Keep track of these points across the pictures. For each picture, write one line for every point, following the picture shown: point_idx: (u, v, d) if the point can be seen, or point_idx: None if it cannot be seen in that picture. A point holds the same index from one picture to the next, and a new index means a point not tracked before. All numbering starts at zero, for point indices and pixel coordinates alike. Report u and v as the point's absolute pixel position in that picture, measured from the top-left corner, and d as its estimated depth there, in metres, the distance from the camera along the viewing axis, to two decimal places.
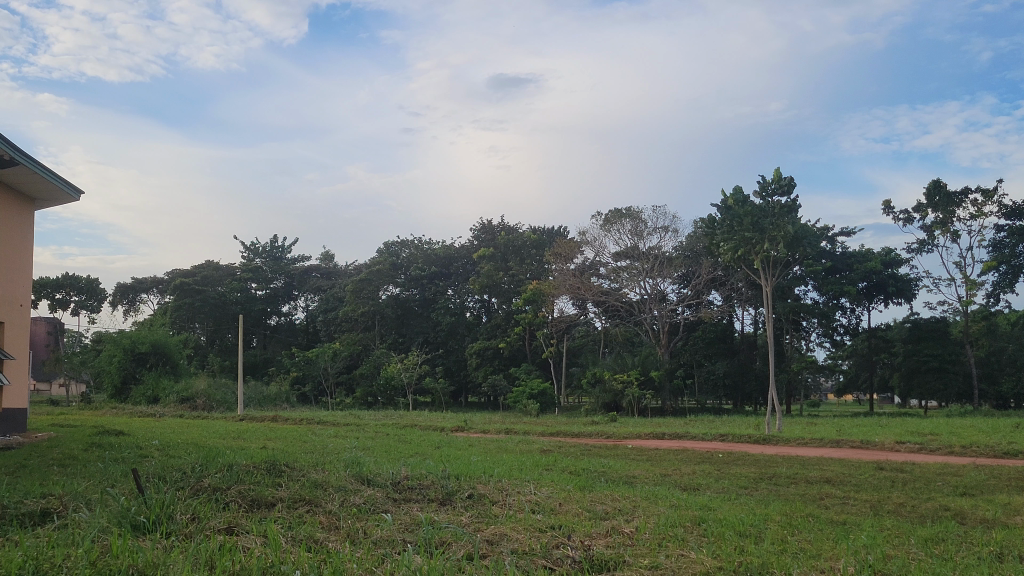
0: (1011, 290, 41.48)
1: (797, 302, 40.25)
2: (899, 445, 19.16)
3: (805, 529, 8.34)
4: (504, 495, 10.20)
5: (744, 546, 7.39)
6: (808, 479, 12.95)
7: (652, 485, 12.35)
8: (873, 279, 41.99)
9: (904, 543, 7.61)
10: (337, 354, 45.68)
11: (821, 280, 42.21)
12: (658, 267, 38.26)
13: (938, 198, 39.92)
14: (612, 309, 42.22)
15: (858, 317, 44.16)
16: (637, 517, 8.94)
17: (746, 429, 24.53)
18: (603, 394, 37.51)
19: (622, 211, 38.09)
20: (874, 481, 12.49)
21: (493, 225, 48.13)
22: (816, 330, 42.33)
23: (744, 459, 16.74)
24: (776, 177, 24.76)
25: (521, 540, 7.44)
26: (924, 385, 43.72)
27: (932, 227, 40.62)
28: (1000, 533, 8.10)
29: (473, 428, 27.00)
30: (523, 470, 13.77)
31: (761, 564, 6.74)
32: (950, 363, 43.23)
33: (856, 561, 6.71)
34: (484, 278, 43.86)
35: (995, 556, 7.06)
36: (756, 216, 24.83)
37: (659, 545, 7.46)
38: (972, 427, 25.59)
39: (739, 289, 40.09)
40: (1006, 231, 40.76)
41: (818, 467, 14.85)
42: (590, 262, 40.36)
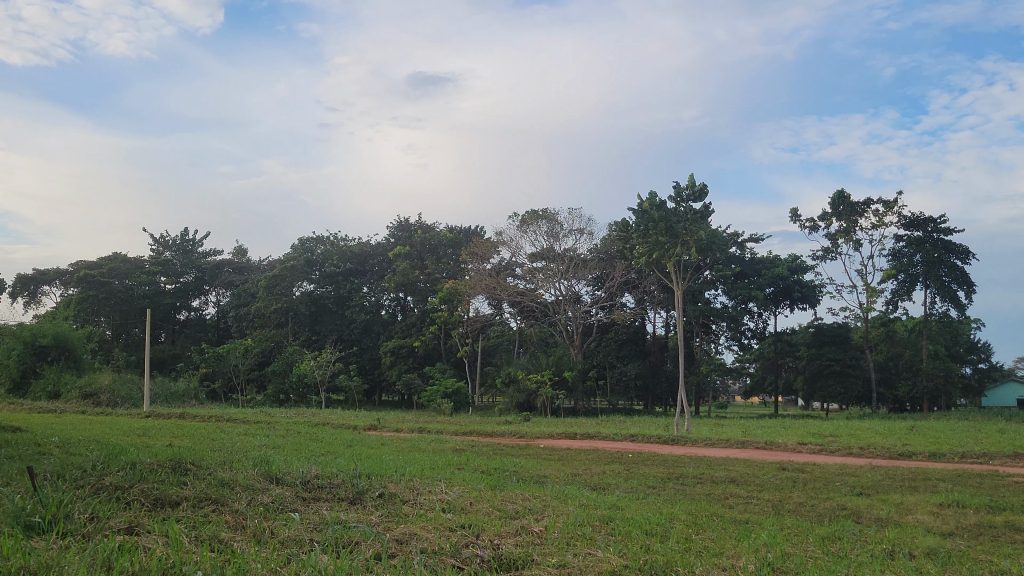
0: (908, 298, 43.01)
1: (707, 306, 41.07)
2: (801, 447, 19.73)
3: (709, 528, 8.54)
4: (415, 494, 10.16)
5: (650, 545, 7.53)
6: (714, 478, 13.24)
7: (563, 484, 12.48)
8: (780, 284, 43.18)
9: (802, 542, 7.81)
10: (248, 351, 44.81)
11: (731, 285, 43.07)
12: (573, 268, 38.65)
13: (843, 207, 41.25)
14: (527, 309, 42.37)
15: (765, 321, 45.26)
16: (546, 516, 9.01)
17: (655, 430, 24.95)
18: (516, 393, 37.57)
19: (538, 213, 38.30)
20: (776, 481, 12.89)
21: (410, 223, 47.91)
22: (725, 334, 43.25)
23: (652, 459, 17.02)
24: (689, 182, 25.22)
25: (431, 540, 7.42)
26: (825, 388, 45.00)
27: (837, 235, 41.89)
28: (894, 532, 8.37)
29: (385, 427, 26.83)
30: (434, 469, 13.77)
31: (665, 562, 6.88)
32: (851, 368, 44.71)
33: (756, 559, 6.88)
34: (399, 275, 43.63)
35: (886, 554, 7.35)
36: (671, 220, 25.23)
37: (567, 545, 7.54)
38: (870, 430, 26.50)
39: (652, 292, 40.74)
40: (905, 241, 42.33)
41: (724, 467, 15.21)
42: (506, 262, 40.49)
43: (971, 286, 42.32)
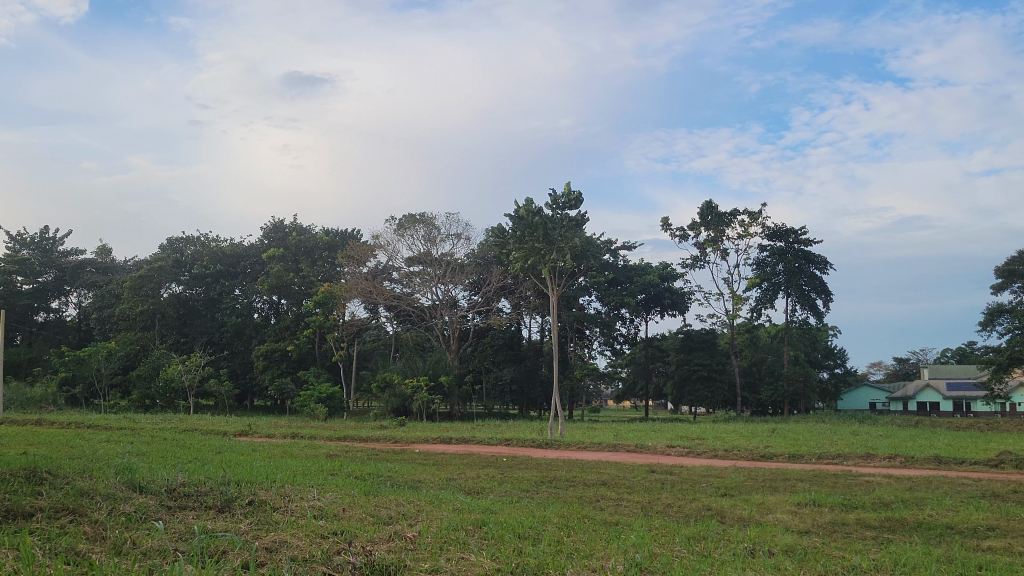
0: (771, 305, 44.76)
1: (581, 311, 41.75)
2: (669, 449, 20.28)
3: (581, 530, 8.70)
4: (286, 501, 9.98)
5: (523, 548, 7.63)
6: (587, 481, 13.50)
7: (437, 489, 12.50)
8: (651, 291, 44.53)
9: (670, 542, 8.05)
10: (112, 354, 43.01)
11: (604, 290, 43.75)
12: (450, 273, 38.70)
13: (711, 217, 42.63)
14: (404, 314, 42.21)
15: (637, 327, 46.28)
16: (420, 521, 8.99)
17: (529, 434, 25.24)
18: (391, 398, 37.23)
19: (416, 217, 38.14)
20: (646, 484, 13.23)
21: (283, 224, 47.00)
22: (599, 339, 44.14)
23: (526, 462, 17.19)
24: (566, 191, 25.61)
25: (301, 547, 7.30)
26: (693, 392, 46.19)
27: (705, 244, 43.24)
28: (755, 530, 8.74)
29: (257, 432, 26.23)
30: (306, 475, 13.52)
31: (537, 565, 6.97)
32: (717, 372, 46.16)
33: (625, 560, 7.06)
34: (273, 277, 42.51)
35: (747, 552, 7.64)
36: (547, 227, 25.55)
37: (440, 550, 7.54)
38: (738, 432, 27.36)
39: (528, 297, 41.19)
40: (768, 251, 44.00)
41: (596, 470, 15.50)
42: (383, 266, 40.16)
43: (828, 295, 44.49)
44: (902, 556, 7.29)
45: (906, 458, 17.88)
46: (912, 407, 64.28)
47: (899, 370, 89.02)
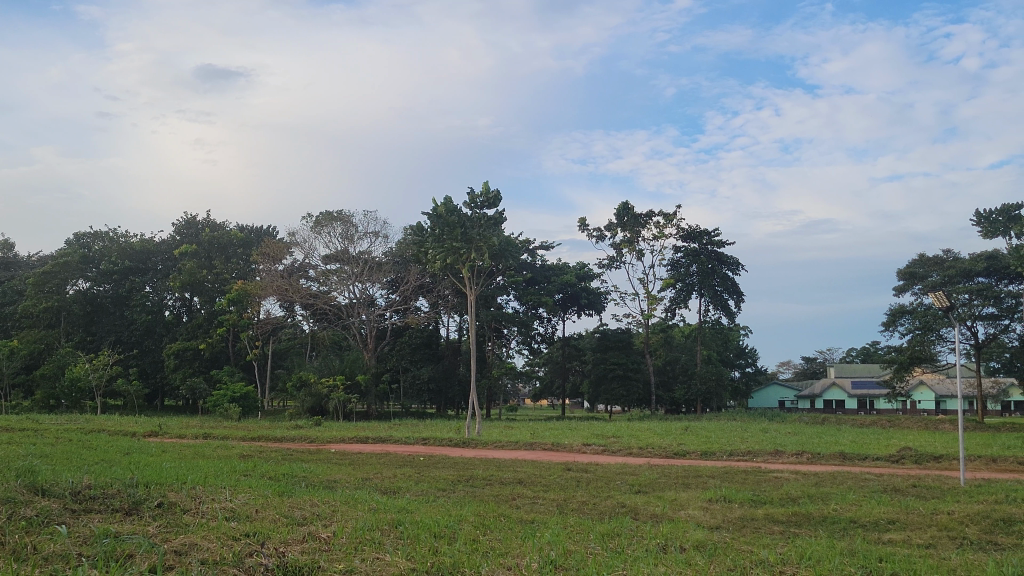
0: (684, 306, 45.57)
1: (498, 311, 41.84)
2: (585, 447, 20.49)
3: (496, 529, 8.70)
4: (197, 503, 9.78)
5: (438, 547, 7.60)
6: (502, 480, 13.55)
7: (352, 489, 12.42)
8: (568, 291, 44.96)
9: (583, 538, 8.17)
10: (14, 353, 41.47)
11: (522, 290, 43.96)
12: (367, 271, 38.41)
13: (627, 218, 43.18)
14: (320, 312, 41.80)
15: (554, 326, 46.60)
16: (335, 522, 8.91)
17: (447, 433, 25.20)
18: (306, 398, 36.72)
19: (333, 214, 37.73)
20: (561, 481, 13.33)
21: (196, 220, 45.93)
22: (516, 338, 44.35)
23: (443, 462, 17.12)
24: (484, 190, 25.63)
25: (212, 549, 7.18)
26: (609, 391, 46.63)
27: (621, 244, 43.80)
28: (667, 527, 8.89)
29: (167, 433, 25.60)
30: (217, 476, 13.21)
31: (452, 563, 6.97)
32: (633, 371, 46.75)
33: (539, 557, 7.10)
34: (185, 275, 41.41)
35: (659, 548, 7.76)
36: (465, 226, 25.57)
37: (354, 550, 7.49)
38: (651, 430, 27.74)
39: (445, 296, 41.14)
40: (682, 252, 44.78)
41: (512, 469, 15.57)
42: (299, 264, 39.60)
43: (740, 296, 45.54)
44: (808, 549, 7.51)
45: (813, 455, 18.41)
46: (819, 405, 66.17)
47: (806, 369, 91.67)
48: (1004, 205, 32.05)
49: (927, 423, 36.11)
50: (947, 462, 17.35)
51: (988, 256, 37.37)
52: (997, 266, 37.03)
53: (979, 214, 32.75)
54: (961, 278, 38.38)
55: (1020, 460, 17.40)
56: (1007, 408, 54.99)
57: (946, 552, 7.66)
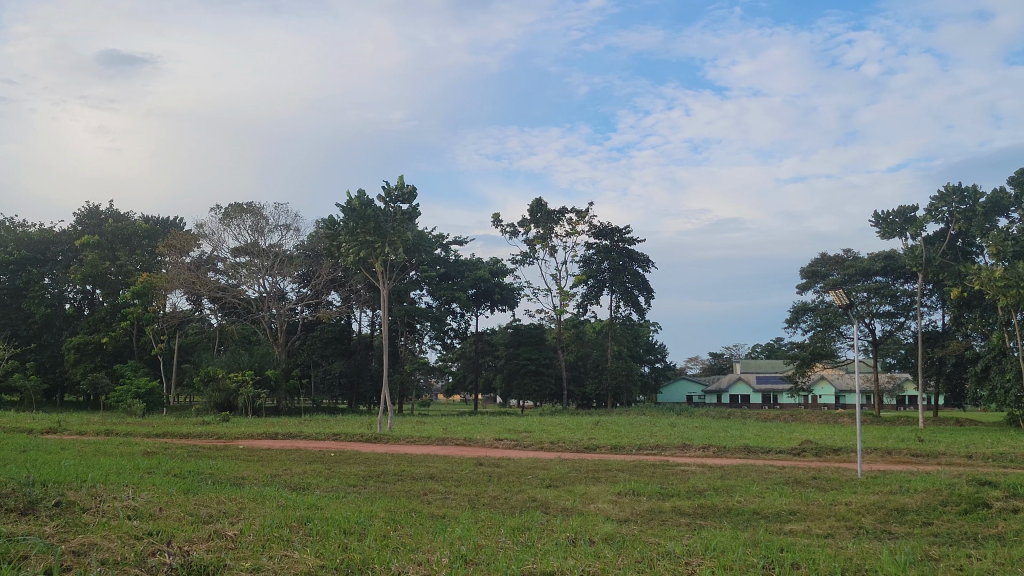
0: (596, 302, 46.05)
1: (412, 306, 41.62)
2: (497, 442, 20.55)
3: (408, 524, 8.67)
4: (98, 501, 9.50)
5: (347, 544, 7.55)
6: (414, 475, 13.48)
7: (261, 486, 12.21)
8: (481, 286, 45.09)
9: (494, 533, 8.16)
10: None
11: (435, 285, 43.84)
12: (278, 265, 37.79)
13: (540, 215, 43.35)
14: (228, 306, 41.00)
15: (467, 322, 46.60)
16: (241, 519, 8.75)
17: (359, 429, 24.97)
18: (214, 394, 35.95)
19: (243, 206, 37.03)
20: (473, 477, 13.31)
21: (99, 210, 44.51)
22: (429, 334, 44.26)
23: (353, 457, 16.94)
24: (399, 184, 25.47)
25: (113, 549, 6.98)
26: (522, 386, 46.79)
27: (534, 240, 44.01)
28: (575, 520, 8.99)
29: (67, 430, 24.78)
30: (119, 474, 12.85)
31: (361, 560, 6.92)
32: (545, 367, 47.02)
33: (450, 552, 7.10)
34: (87, 267, 40.21)
35: (569, 541, 7.87)
36: (379, 220, 25.40)
37: (262, 547, 7.38)
38: (561, 425, 28.01)
39: (358, 291, 40.80)
40: (594, 248, 45.23)
41: (424, 464, 15.51)
42: (207, 256, 38.71)
43: (650, 293, 46.32)
44: (712, 541, 7.69)
45: (718, 448, 18.82)
46: (725, 400, 67.69)
47: (714, 365, 93.76)
48: (901, 206, 33.28)
49: (827, 417, 37.30)
50: (846, 455, 17.95)
51: (885, 256, 38.72)
52: (893, 266, 38.41)
53: (877, 215, 33.86)
54: (859, 277, 39.68)
55: (913, 452, 18.11)
56: (901, 402, 57.20)
57: (843, 543, 7.92)
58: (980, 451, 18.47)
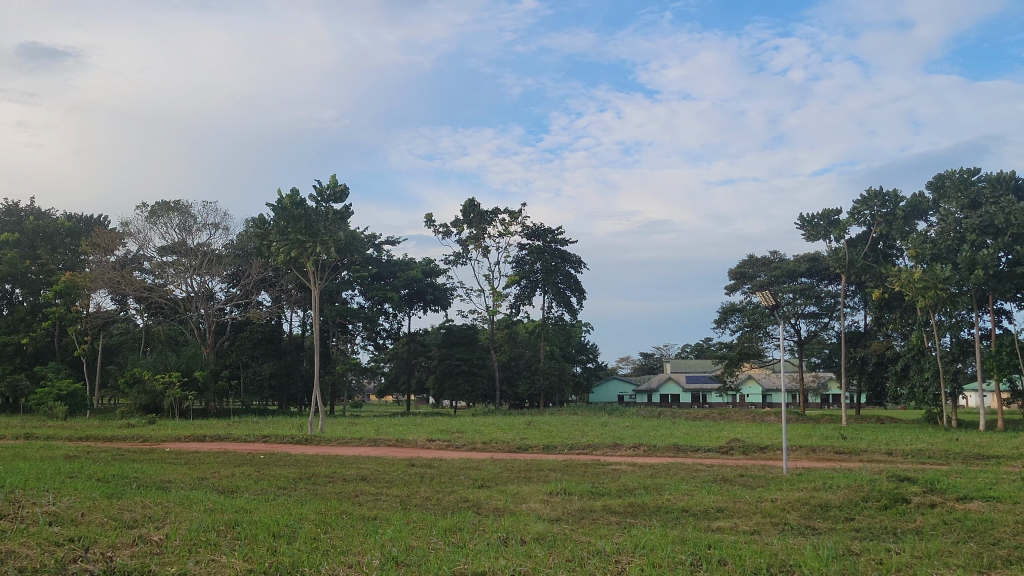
0: (529, 302, 46.18)
1: (344, 306, 41.23)
2: (429, 443, 20.49)
3: (338, 526, 8.61)
4: (16, 507, 9.21)
5: (276, 547, 7.46)
6: (345, 477, 13.37)
7: (188, 488, 12.00)
8: (414, 287, 44.95)
9: (426, 534, 8.16)
10: None
11: (367, 285, 43.48)
12: (206, 264, 37.10)
13: (473, 215, 43.33)
14: (155, 306, 40.14)
15: (400, 322, 46.36)
16: (168, 524, 8.59)
17: (289, 430, 24.70)
18: (140, 395, 35.18)
19: (170, 204, 36.27)
20: (404, 477, 13.26)
21: (18, 207, 43.22)
22: (361, 334, 43.96)
23: (284, 459, 16.75)
24: (331, 183, 25.25)
25: (31, 557, 6.77)
26: (454, 387, 46.70)
27: (467, 241, 43.98)
28: (508, 520, 9.03)
29: None
30: (39, 478, 12.50)
31: (290, 563, 6.85)
32: (477, 367, 46.99)
33: (381, 554, 7.05)
34: (6, 265, 38.99)
35: (501, 541, 7.89)
36: (310, 219, 25.10)
37: (188, 552, 7.25)
38: (493, 425, 28.08)
39: (288, 291, 40.29)
40: (527, 249, 45.40)
41: (355, 465, 15.39)
42: (132, 255, 37.84)
43: (582, 294, 46.67)
44: (642, 539, 7.78)
45: (648, 447, 19.04)
46: (656, 399, 68.48)
47: (644, 364, 94.97)
48: (825, 209, 34.09)
49: (755, 416, 38.02)
50: (772, 453, 18.31)
51: (810, 258, 39.62)
52: (818, 268, 39.35)
53: (803, 218, 34.61)
54: (785, 278, 40.52)
55: (836, 450, 18.55)
56: (825, 401, 58.62)
57: (769, 539, 8.09)
58: (899, 448, 19.04)
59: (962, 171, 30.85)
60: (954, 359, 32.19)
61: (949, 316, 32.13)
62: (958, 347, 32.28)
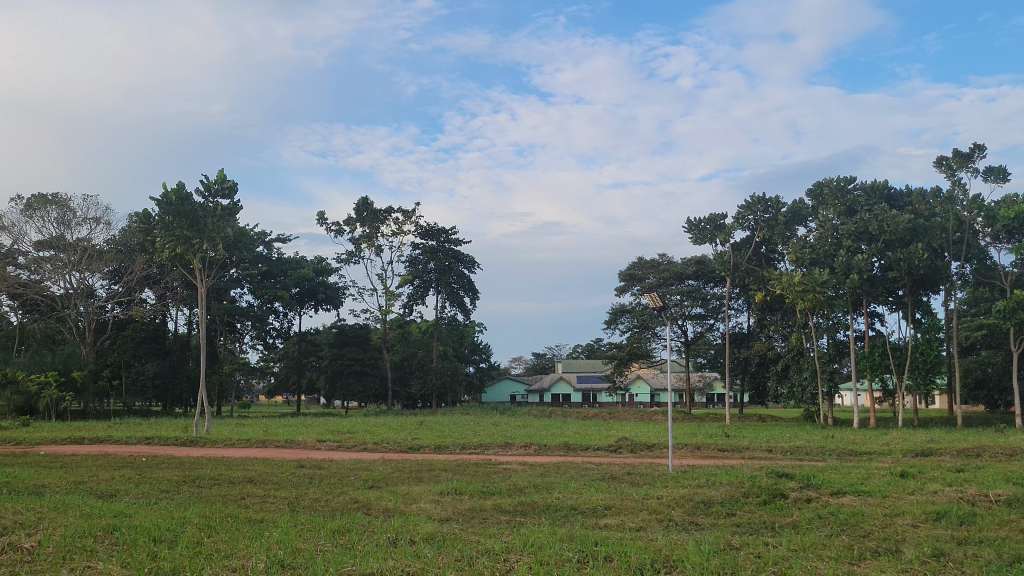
0: (422, 302, 45.99)
1: (232, 305, 40.25)
2: (319, 444, 20.21)
3: (222, 530, 8.40)
4: None
5: (158, 552, 7.24)
6: (231, 479, 13.07)
7: (63, 493, 11.52)
8: (305, 285, 44.37)
9: (313, 536, 8.05)
10: None
11: (256, 284, 42.55)
12: (86, 260, 35.75)
13: (366, 214, 42.94)
14: (31, 303, 38.42)
15: (290, 321, 45.56)
16: (41, 530, 8.23)
17: (173, 432, 23.97)
18: (13, 396, 33.58)
19: (47, 197, 34.73)
20: (293, 479, 13.07)
21: None
22: (250, 333, 43.07)
23: (167, 462, 16.27)
24: (220, 178, 24.63)
25: None
26: (345, 386, 46.12)
27: (360, 240, 43.54)
28: (398, 521, 8.98)
29: None
30: None
31: (172, 568, 6.67)
32: (369, 367, 46.54)
33: (266, 557, 6.92)
34: None
35: (390, 541, 7.83)
36: (197, 215, 24.47)
37: (62, 559, 6.96)
38: (385, 425, 27.87)
39: (174, 289, 39.12)
40: (420, 249, 45.20)
41: (242, 467, 15.05)
42: (6, 249, 36.12)
43: (475, 294, 46.78)
44: (531, 537, 7.84)
45: (539, 446, 19.21)
46: (548, 399, 69.14)
47: (536, 364, 95.83)
48: (711, 214, 35.01)
49: (642, 415, 38.73)
50: (659, 451, 18.70)
51: (697, 261, 40.69)
52: (704, 270, 40.44)
53: (690, 222, 35.47)
54: (672, 280, 41.45)
55: (720, 447, 19.07)
56: (710, 400, 60.33)
57: (654, 535, 8.25)
58: (779, 445, 19.73)
59: (839, 179, 32.18)
60: (831, 359, 33.55)
61: (826, 318, 33.43)
62: (835, 348, 33.61)
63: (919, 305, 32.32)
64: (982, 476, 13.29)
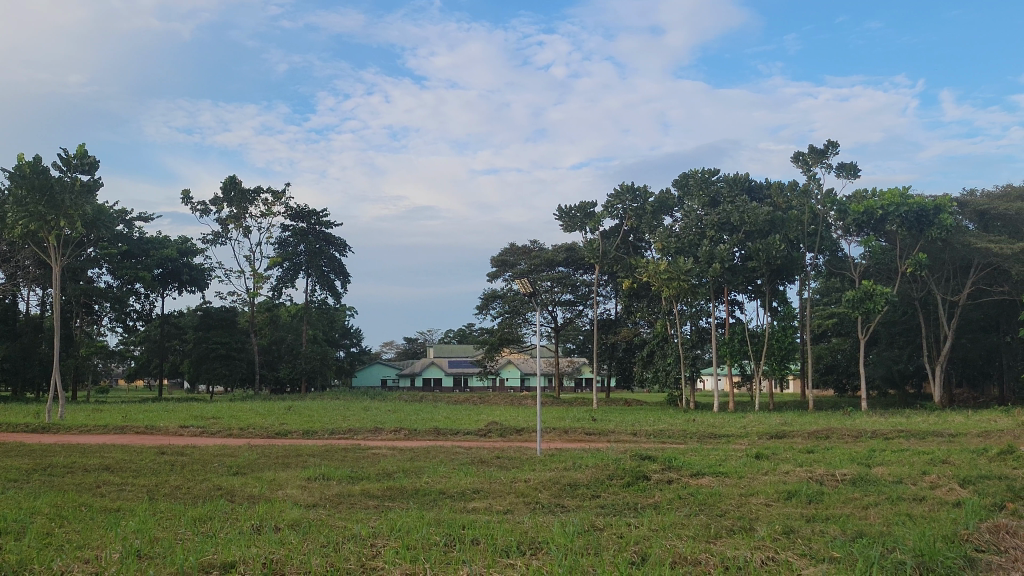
0: (291, 285, 45.09)
1: (89, 285, 38.50)
2: (182, 430, 19.62)
3: (75, 520, 8.06)
4: None
5: (2, 544, 6.90)
6: (86, 467, 12.53)
7: None
8: (168, 266, 42.98)
9: (173, 524, 7.82)
10: None
11: (116, 263, 40.82)
12: None
13: (234, 193, 41.73)
14: None
15: (152, 303, 43.94)
16: None
17: (22, 418, 22.73)
18: None
19: None
20: (154, 465, 12.65)
21: None
22: (108, 315, 41.35)
23: (16, 450, 15.44)
24: (80, 152, 23.51)
25: None
26: (210, 371, 44.74)
27: (227, 220, 42.34)
28: (263, 507, 8.79)
29: None
30: None
31: (18, 560, 6.36)
32: (236, 351, 45.26)
33: (121, 547, 6.68)
34: None
35: (253, 529, 7.68)
36: (53, 190, 23.27)
37: None
38: (252, 410, 27.28)
39: (25, 267, 37.17)
40: (290, 231, 44.26)
41: (98, 454, 14.46)
42: None
43: (346, 277, 46.19)
44: (398, 522, 7.83)
45: (410, 431, 19.16)
46: (419, 383, 69.11)
47: (409, 349, 95.49)
48: (581, 202, 35.56)
49: (512, 398, 39.15)
50: (527, 435, 18.97)
51: (568, 248, 41.29)
52: (574, 258, 41.11)
53: (561, 209, 35.94)
54: (543, 267, 41.94)
55: (586, 431, 19.47)
56: (579, 385, 61.60)
57: (519, 517, 8.36)
58: (643, 428, 20.29)
59: (703, 171, 33.14)
60: (694, 346, 34.63)
61: (690, 306, 34.54)
62: (698, 334, 34.69)
63: (776, 294, 33.69)
64: (828, 457, 14.00)
